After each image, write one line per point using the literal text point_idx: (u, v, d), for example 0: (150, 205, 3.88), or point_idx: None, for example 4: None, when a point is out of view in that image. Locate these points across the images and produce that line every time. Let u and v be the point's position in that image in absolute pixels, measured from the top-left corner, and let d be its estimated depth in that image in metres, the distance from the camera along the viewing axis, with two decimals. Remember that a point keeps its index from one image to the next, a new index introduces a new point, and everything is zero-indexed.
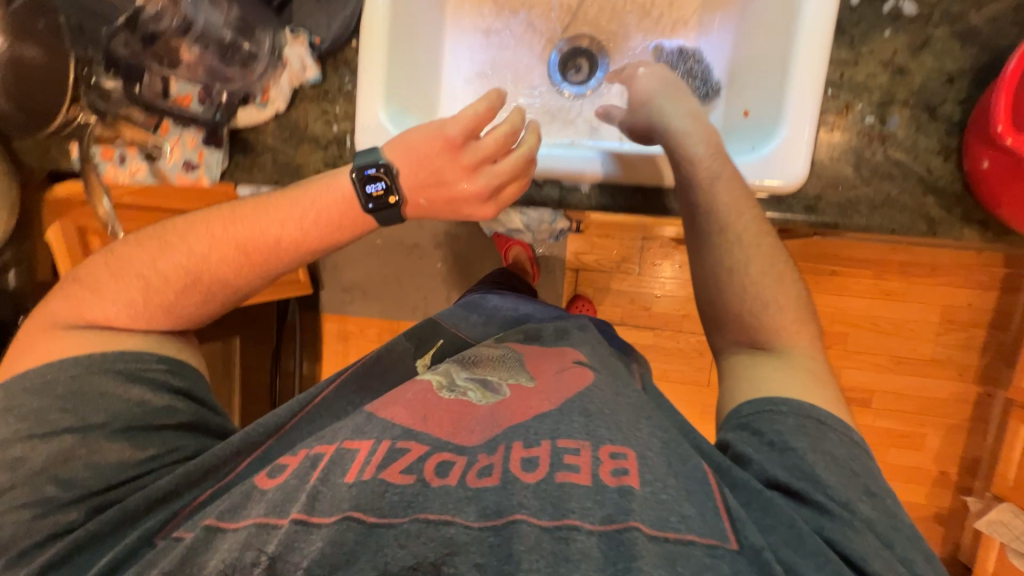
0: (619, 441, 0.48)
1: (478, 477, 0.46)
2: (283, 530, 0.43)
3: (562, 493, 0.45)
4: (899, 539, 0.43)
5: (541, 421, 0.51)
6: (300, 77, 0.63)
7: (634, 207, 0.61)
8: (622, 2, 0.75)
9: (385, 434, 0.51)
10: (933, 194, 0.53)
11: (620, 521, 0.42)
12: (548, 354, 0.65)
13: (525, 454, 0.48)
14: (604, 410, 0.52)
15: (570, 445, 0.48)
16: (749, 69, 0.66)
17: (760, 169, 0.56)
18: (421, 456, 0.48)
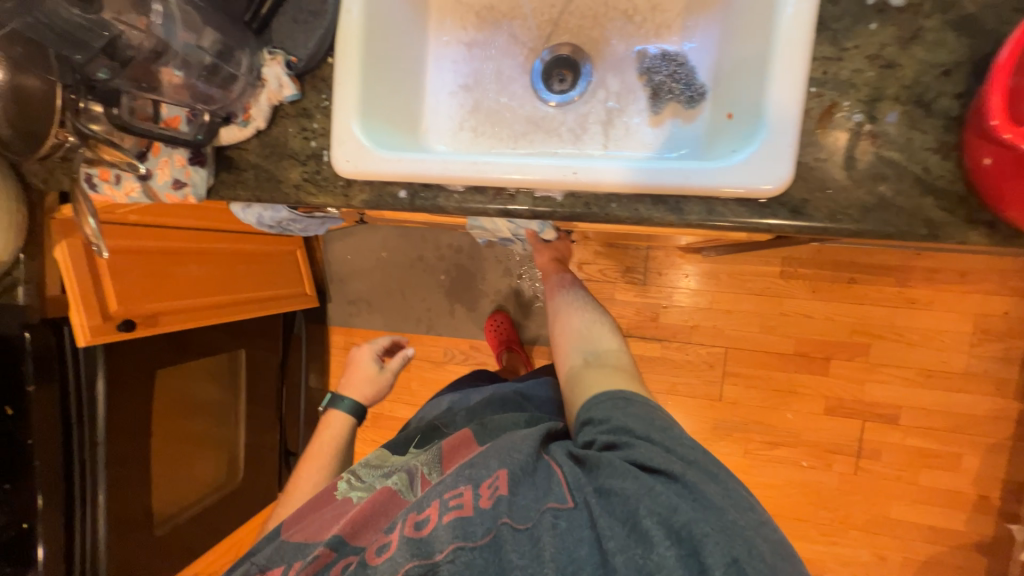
0: (490, 472, 0.65)
1: (381, 550, 0.64)
2: None
3: (449, 533, 0.61)
4: (681, 453, 0.62)
5: (436, 488, 0.68)
6: (279, 95, 0.64)
7: (612, 214, 0.58)
8: (604, 9, 0.74)
9: (299, 555, 0.70)
10: (932, 194, 0.49)
11: (491, 531, 0.60)
12: (457, 446, 0.82)
13: (417, 519, 0.64)
14: (482, 462, 0.67)
15: (454, 494, 0.64)
16: (732, 70, 0.64)
17: (742, 173, 0.52)
18: (329, 559, 0.66)
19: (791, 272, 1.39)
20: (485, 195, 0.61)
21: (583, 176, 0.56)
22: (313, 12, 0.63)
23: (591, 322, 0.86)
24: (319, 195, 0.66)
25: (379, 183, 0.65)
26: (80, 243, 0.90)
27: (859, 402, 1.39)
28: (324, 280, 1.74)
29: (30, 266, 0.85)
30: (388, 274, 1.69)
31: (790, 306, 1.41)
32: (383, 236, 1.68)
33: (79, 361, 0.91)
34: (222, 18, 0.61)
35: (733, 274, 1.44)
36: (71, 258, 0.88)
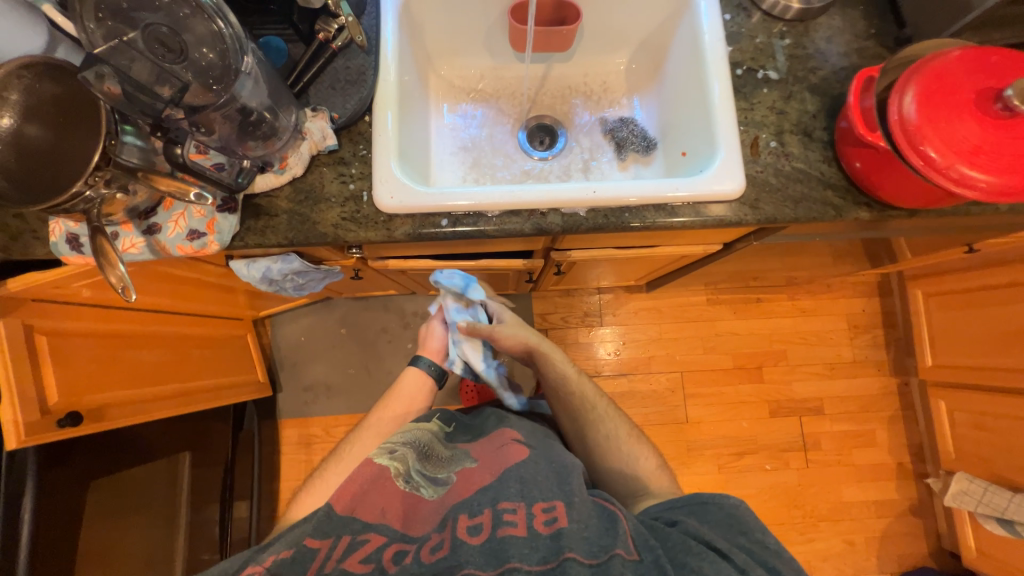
0: (551, 498, 0.67)
1: (432, 552, 0.62)
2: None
3: (503, 544, 0.60)
4: (756, 550, 0.62)
5: (484, 494, 0.68)
6: (320, 145, 0.71)
7: (625, 223, 0.73)
8: (569, 91, 0.97)
9: (345, 530, 0.65)
10: (830, 189, 0.73)
11: (553, 561, 0.58)
12: (490, 439, 0.82)
13: (470, 523, 0.64)
14: (536, 481, 0.70)
15: (509, 506, 0.66)
16: (674, 125, 0.88)
17: (714, 181, 0.72)
18: (381, 546, 0.64)
19: (714, 299, 1.68)
20: (520, 218, 0.72)
21: (601, 194, 0.71)
22: (351, 81, 0.73)
23: (621, 430, 0.85)
24: (361, 231, 0.71)
25: (421, 215, 0.72)
26: (20, 323, 0.76)
27: (791, 400, 1.64)
28: (272, 368, 1.59)
29: None
30: (349, 351, 1.62)
31: (721, 326, 1.67)
32: (341, 312, 1.63)
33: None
34: (277, 79, 0.65)
35: (672, 307, 1.68)
36: (11, 340, 0.74)
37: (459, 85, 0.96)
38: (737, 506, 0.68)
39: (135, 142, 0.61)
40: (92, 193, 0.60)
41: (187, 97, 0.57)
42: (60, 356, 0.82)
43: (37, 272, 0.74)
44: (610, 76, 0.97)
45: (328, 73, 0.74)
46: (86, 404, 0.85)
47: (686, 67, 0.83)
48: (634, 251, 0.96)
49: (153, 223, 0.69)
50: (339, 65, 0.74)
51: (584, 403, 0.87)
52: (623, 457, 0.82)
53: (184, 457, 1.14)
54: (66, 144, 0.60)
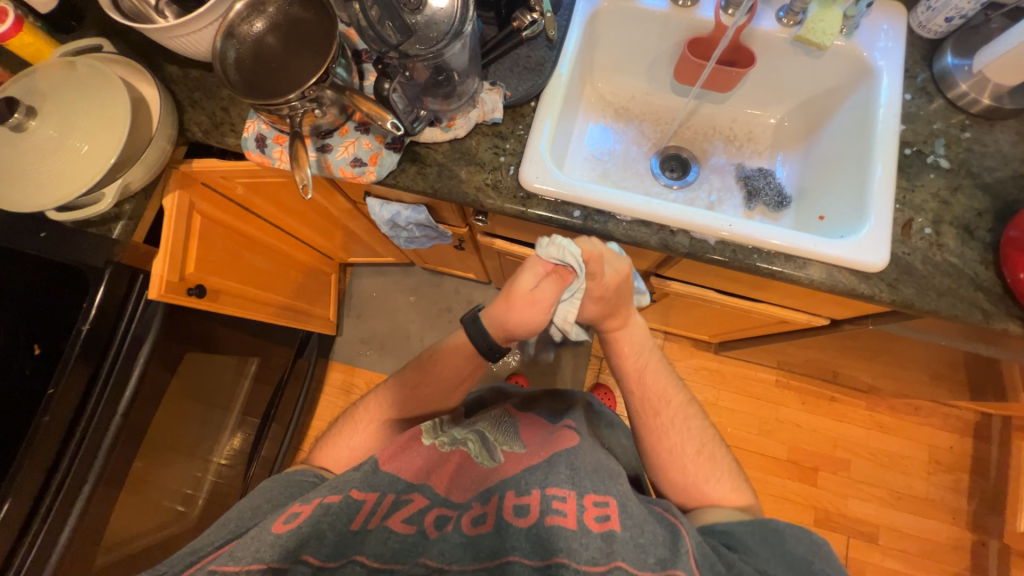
0: (603, 491, 0.63)
1: (474, 525, 0.61)
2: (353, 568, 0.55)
3: (552, 534, 0.57)
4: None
5: (534, 472, 0.66)
6: (487, 115, 0.77)
7: (752, 264, 0.72)
8: (712, 131, 0.98)
9: (390, 488, 0.64)
10: (982, 292, 0.69)
11: (603, 564, 0.55)
12: (537, 427, 0.79)
13: (517, 502, 0.62)
14: (589, 466, 0.67)
15: (559, 493, 0.62)
16: (816, 188, 0.87)
17: (856, 250, 0.70)
18: (423, 508, 0.62)
19: (784, 382, 1.59)
20: (649, 229, 0.74)
21: (737, 229, 0.71)
22: (529, 68, 0.79)
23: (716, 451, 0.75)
24: (499, 200, 0.76)
25: (557, 202, 0.75)
26: (189, 200, 0.88)
27: (843, 515, 1.49)
28: (341, 312, 1.69)
29: (139, 205, 0.80)
30: (411, 320, 1.68)
31: (784, 413, 1.57)
32: (415, 281, 1.71)
33: (134, 317, 0.81)
34: (475, 50, 0.73)
35: (737, 376, 1.61)
36: (177, 208, 0.85)
37: (610, 99, 0.99)
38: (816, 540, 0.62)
39: (343, 72, 0.69)
40: (298, 104, 0.67)
41: (406, 45, 0.65)
42: (204, 236, 0.93)
43: (216, 160, 0.85)
44: (757, 128, 0.97)
45: (511, 57, 0.80)
46: (210, 283, 0.95)
47: (848, 136, 0.82)
48: (734, 301, 0.94)
49: (328, 144, 0.78)
50: (522, 53, 0.80)
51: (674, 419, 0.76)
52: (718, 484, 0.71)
53: (251, 366, 1.21)
54: (290, 57, 0.69)
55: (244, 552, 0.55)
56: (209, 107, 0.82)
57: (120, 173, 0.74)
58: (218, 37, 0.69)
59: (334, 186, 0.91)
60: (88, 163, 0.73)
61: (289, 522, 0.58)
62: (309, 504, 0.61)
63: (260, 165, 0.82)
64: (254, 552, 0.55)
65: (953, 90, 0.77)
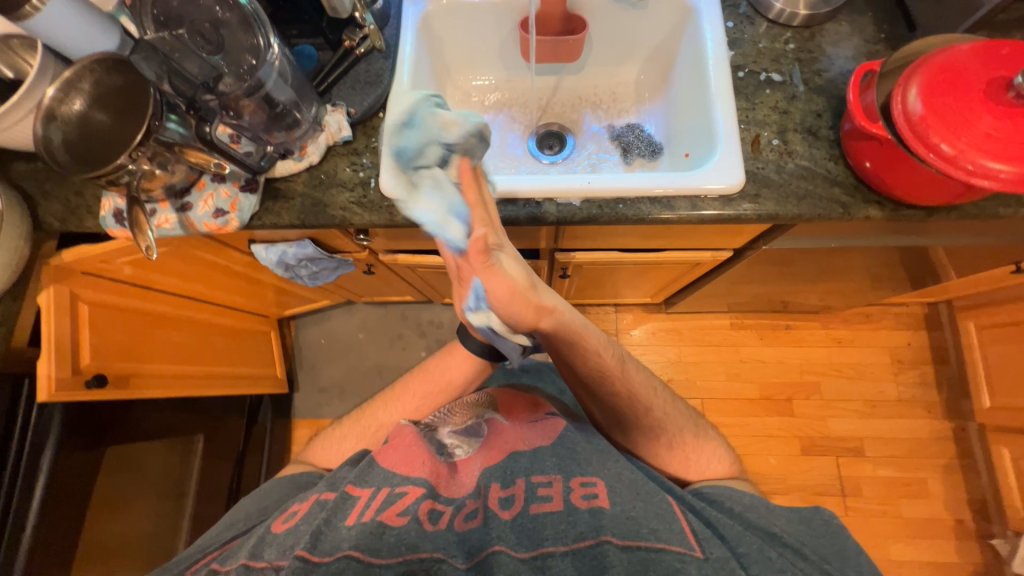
0: (589, 474, 0.64)
1: (465, 521, 0.60)
2: (334, 563, 0.54)
3: (538, 523, 0.59)
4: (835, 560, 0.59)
5: (519, 462, 0.68)
6: (335, 136, 0.77)
7: (620, 214, 0.73)
8: (579, 100, 1.00)
9: (385, 483, 0.64)
10: (837, 186, 0.71)
11: (592, 538, 0.56)
12: (516, 398, 0.82)
13: (502, 494, 0.63)
14: (576, 451, 0.68)
15: (543, 479, 0.64)
16: (679, 131, 0.89)
17: (715, 175, 0.72)
18: (418, 498, 0.62)
19: (738, 323, 1.61)
20: (518, 206, 0.74)
21: (594, 183, 0.72)
22: (370, 82, 0.80)
23: (666, 401, 0.75)
24: (366, 214, 0.75)
25: None
26: (69, 290, 0.85)
27: (828, 437, 1.50)
28: (292, 367, 1.65)
29: (9, 308, 0.78)
30: (366, 357, 1.65)
31: (746, 352, 1.59)
32: (360, 317, 1.68)
33: (28, 425, 0.79)
34: (307, 82, 0.74)
35: (692, 329, 1.62)
36: (58, 304, 0.81)
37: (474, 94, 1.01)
38: (816, 512, 0.65)
39: (177, 128, 0.67)
40: (135, 166, 0.67)
41: (221, 84, 0.66)
42: (98, 325, 0.89)
43: (83, 246, 0.83)
44: (620, 87, 1.00)
45: (351, 76, 0.81)
46: (114, 370, 0.92)
47: (692, 75, 0.85)
48: (640, 255, 0.95)
49: (188, 202, 0.76)
50: (361, 69, 0.81)
51: (624, 385, 0.72)
52: (665, 430, 0.74)
53: (195, 442, 1.16)
54: (120, 127, 0.69)
55: (245, 549, 0.59)
56: (62, 194, 0.81)
57: None
58: (38, 123, 0.67)
59: (216, 241, 0.89)
60: None
61: (286, 520, 0.61)
62: (308, 502, 0.64)
63: (127, 239, 0.80)
64: (254, 547, 0.58)
65: (771, 10, 0.80)
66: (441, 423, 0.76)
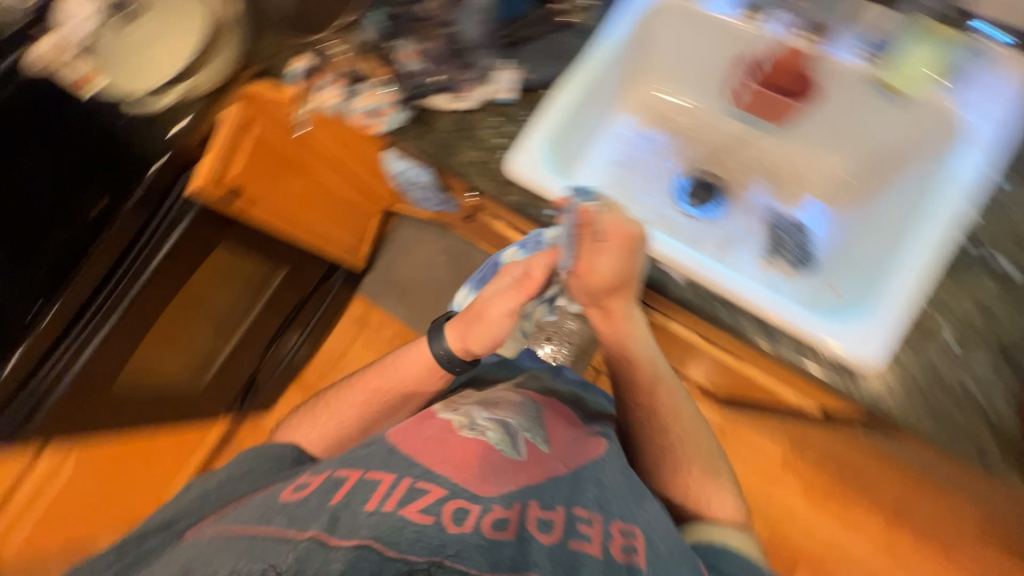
0: (629, 520, 0.56)
1: (495, 528, 0.48)
2: (342, 551, 0.43)
3: (575, 560, 0.49)
4: None
5: (559, 488, 0.56)
6: (498, 94, 0.77)
7: (717, 315, 0.65)
8: (758, 166, 0.87)
9: (406, 470, 0.52)
10: (991, 429, 0.56)
11: None
12: (558, 416, 0.72)
13: (542, 516, 0.52)
14: (613, 485, 0.60)
15: (585, 515, 0.54)
16: (843, 262, 0.76)
17: (845, 337, 0.61)
18: (440, 499, 0.48)
19: (789, 465, 1.41)
20: None
21: (709, 273, 0.66)
22: (558, 57, 0.79)
23: (696, 441, 0.73)
24: (483, 179, 0.76)
25: (533, 193, 0.74)
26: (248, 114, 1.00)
27: None
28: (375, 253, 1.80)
29: (203, 108, 0.94)
30: (434, 278, 1.76)
31: (777, 496, 1.40)
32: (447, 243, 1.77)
33: (178, 199, 0.98)
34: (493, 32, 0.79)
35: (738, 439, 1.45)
36: (237, 120, 0.97)
37: (653, 107, 0.91)
38: None
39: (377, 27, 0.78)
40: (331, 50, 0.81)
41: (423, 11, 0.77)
42: (254, 151, 1.06)
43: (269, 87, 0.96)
44: (811, 175, 0.85)
45: (543, 43, 0.80)
46: (248, 190, 1.08)
47: (903, 216, 0.71)
48: (719, 354, 0.84)
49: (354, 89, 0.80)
50: (552, 40, 0.81)
51: (659, 403, 0.73)
52: (675, 466, 0.72)
53: (275, 274, 1.35)
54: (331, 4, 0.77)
55: (237, 519, 0.53)
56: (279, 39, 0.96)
57: (188, 78, 0.90)
58: None
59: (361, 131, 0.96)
60: (160, 60, 0.88)
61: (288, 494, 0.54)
62: (319, 476, 0.56)
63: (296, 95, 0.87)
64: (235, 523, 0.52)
65: None
66: (476, 405, 0.66)
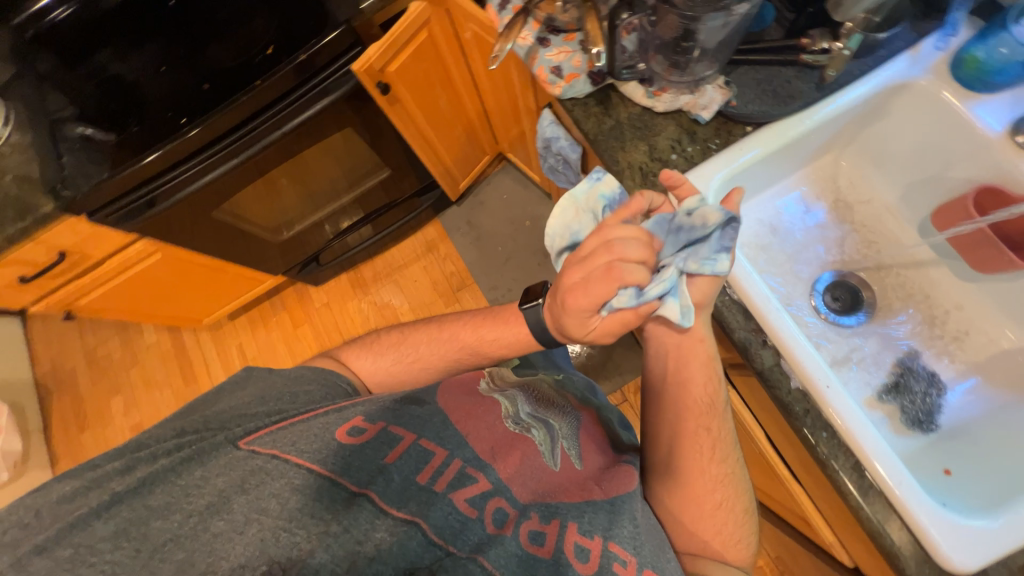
0: (659, 571, 0.51)
1: (532, 541, 0.49)
2: (396, 521, 0.46)
3: None
4: None
5: (598, 515, 0.53)
6: (695, 108, 0.70)
7: (810, 435, 0.60)
8: (923, 297, 0.77)
9: (458, 451, 0.55)
10: None
11: None
12: (597, 432, 0.69)
13: (580, 543, 0.49)
14: (643, 523, 0.55)
15: (621, 555, 0.50)
16: (968, 443, 0.67)
17: (942, 526, 0.54)
18: (485, 494, 0.51)
19: None
20: (744, 321, 0.66)
21: (830, 392, 0.60)
22: (776, 94, 0.70)
23: (735, 490, 0.63)
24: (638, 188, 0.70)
25: None
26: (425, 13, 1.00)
27: None
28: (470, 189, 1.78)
29: None
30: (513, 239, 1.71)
31: None
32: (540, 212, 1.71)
33: (334, 72, 1.00)
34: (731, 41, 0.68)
35: None
36: (413, 15, 0.98)
37: (839, 187, 0.82)
38: None
39: None
40: None
41: None
42: (415, 52, 1.07)
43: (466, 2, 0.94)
44: (979, 334, 0.73)
45: (769, 72, 0.72)
46: (395, 85, 1.09)
47: None
48: (776, 465, 0.80)
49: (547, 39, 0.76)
50: (784, 75, 0.71)
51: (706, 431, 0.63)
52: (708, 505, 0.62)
53: (380, 173, 1.37)
54: None
55: (278, 437, 0.52)
56: None
57: None
58: None
59: None
60: None
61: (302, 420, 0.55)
62: (376, 425, 0.55)
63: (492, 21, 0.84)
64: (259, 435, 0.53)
65: None
66: (520, 396, 0.68)
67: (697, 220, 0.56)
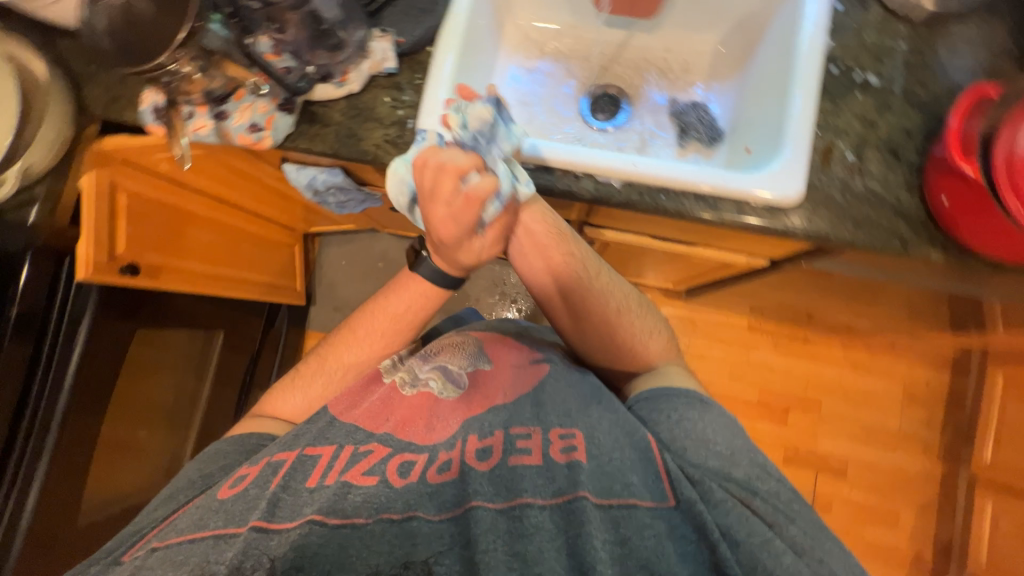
0: (568, 425, 0.66)
1: (439, 473, 0.63)
2: (301, 529, 0.58)
3: (514, 474, 0.62)
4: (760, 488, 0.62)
5: (496, 414, 0.69)
6: (379, 66, 0.74)
7: (658, 205, 0.69)
8: (644, 63, 0.91)
9: (349, 440, 0.67)
10: (903, 218, 0.65)
11: (569, 494, 0.59)
12: (506, 346, 0.81)
13: (480, 446, 0.65)
14: (554, 400, 0.70)
15: (522, 432, 0.66)
16: (743, 123, 0.82)
17: (772, 182, 0.66)
18: (385, 458, 0.65)
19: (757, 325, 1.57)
20: (552, 175, 0.71)
21: (639, 166, 0.68)
22: (424, 10, 0.77)
23: (638, 314, 0.79)
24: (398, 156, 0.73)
25: None
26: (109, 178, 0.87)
27: (813, 452, 1.50)
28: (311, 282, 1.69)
29: (53, 185, 0.81)
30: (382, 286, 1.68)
31: (756, 357, 1.56)
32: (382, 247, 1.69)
33: (67, 299, 0.86)
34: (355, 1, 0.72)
35: (709, 322, 1.58)
36: (96, 189, 0.84)
37: (534, 37, 0.92)
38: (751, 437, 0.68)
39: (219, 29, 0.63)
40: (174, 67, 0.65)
41: None
42: (134, 219, 0.93)
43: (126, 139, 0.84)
44: (693, 57, 0.90)
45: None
46: (143, 261, 0.96)
47: (776, 60, 0.77)
48: (674, 248, 0.91)
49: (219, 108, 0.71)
50: None
51: (596, 290, 0.77)
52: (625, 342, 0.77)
53: (214, 339, 1.22)
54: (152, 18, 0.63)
55: (190, 520, 0.61)
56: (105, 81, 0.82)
57: (18, 156, 0.74)
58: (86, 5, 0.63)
59: (248, 154, 0.88)
60: None
61: (233, 486, 0.64)
62: (292, 454, 0.67)
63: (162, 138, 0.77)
64: (198, 518, 0.61)
65: None
66: (417, 355, 0.79)
67: (474, 124, 0.64)
